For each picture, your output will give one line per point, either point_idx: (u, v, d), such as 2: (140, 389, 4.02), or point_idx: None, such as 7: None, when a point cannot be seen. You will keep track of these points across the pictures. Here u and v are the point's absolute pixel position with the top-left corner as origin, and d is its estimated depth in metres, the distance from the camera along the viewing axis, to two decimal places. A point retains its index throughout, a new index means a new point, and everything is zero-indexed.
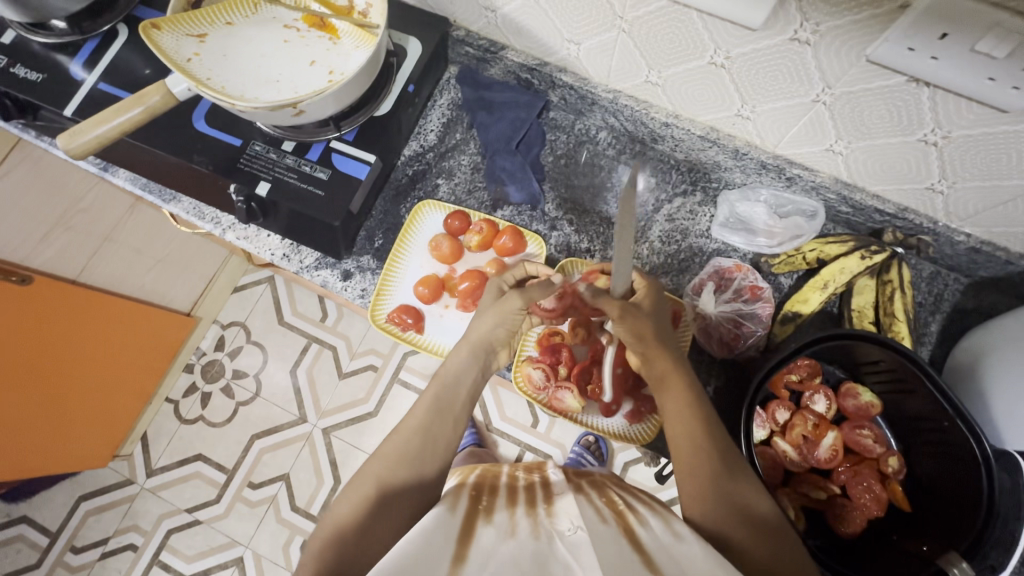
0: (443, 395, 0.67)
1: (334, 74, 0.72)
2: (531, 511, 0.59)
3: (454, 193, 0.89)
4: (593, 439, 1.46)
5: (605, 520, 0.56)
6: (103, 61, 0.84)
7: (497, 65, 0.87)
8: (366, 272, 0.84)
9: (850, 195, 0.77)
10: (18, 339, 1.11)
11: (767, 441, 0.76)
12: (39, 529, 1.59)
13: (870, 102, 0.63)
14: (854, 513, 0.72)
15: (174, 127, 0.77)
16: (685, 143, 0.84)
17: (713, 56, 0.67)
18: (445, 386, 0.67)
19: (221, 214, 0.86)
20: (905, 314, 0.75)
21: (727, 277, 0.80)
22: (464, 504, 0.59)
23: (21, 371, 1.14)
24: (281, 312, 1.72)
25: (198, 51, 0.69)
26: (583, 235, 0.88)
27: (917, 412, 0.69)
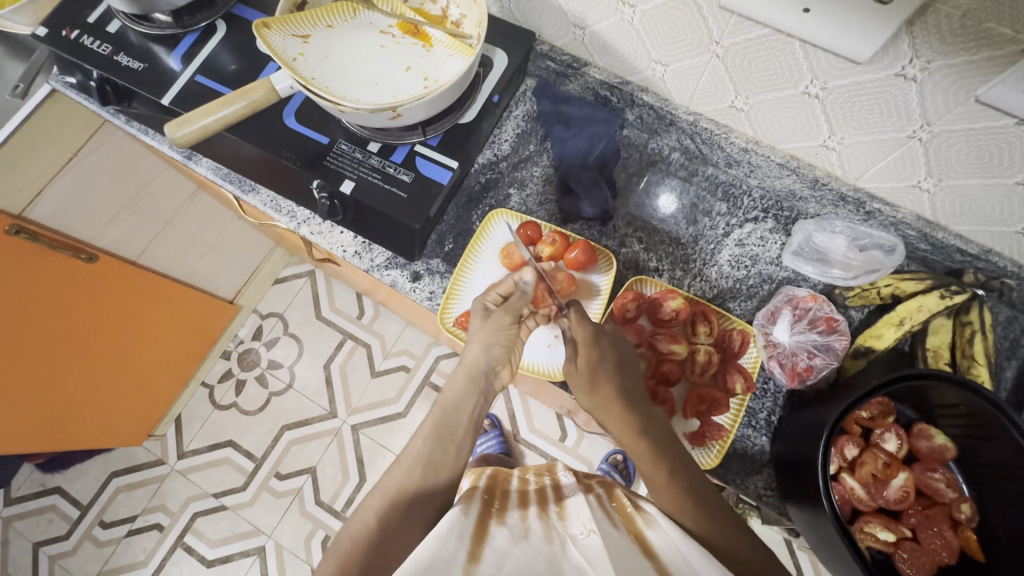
0: (445, 420, 0.70)
1: (428, 81, 0.73)
2: (543, 514, 0.64)
3: (525, 203, 0.90)
4: (622, 459, 1.48)
5: (616, 525, 0.59)
6: (200, 55, 0.87)
7: (578, 80, 0.89)
8: (435, 275, 0.85)
9: (932, 233, 0.76)
10: (85, 315, 1.15)
11: (835, 477, 0.74)
12: (70, 500, 1.63)
13: (970, 142, 0.63)
14: (923, 558, 0.70)
15: (266, 122, 0.80)
16: (761, 169, 0.83)
17: (809, 85, 0.68)
18: (446, 413, 0.70)
19: (297, 208, 0.89)
20: (985, 357, 0.74)
21: (801, 306, 0.78)
22: (475, 506, 0.63)
23: (80, 346, 1.18)
24: (319, 306, 1.76)
25: (302, 51, 0.71)
26: (652, 253, 0.87)
27: (995, 460, 0.67)
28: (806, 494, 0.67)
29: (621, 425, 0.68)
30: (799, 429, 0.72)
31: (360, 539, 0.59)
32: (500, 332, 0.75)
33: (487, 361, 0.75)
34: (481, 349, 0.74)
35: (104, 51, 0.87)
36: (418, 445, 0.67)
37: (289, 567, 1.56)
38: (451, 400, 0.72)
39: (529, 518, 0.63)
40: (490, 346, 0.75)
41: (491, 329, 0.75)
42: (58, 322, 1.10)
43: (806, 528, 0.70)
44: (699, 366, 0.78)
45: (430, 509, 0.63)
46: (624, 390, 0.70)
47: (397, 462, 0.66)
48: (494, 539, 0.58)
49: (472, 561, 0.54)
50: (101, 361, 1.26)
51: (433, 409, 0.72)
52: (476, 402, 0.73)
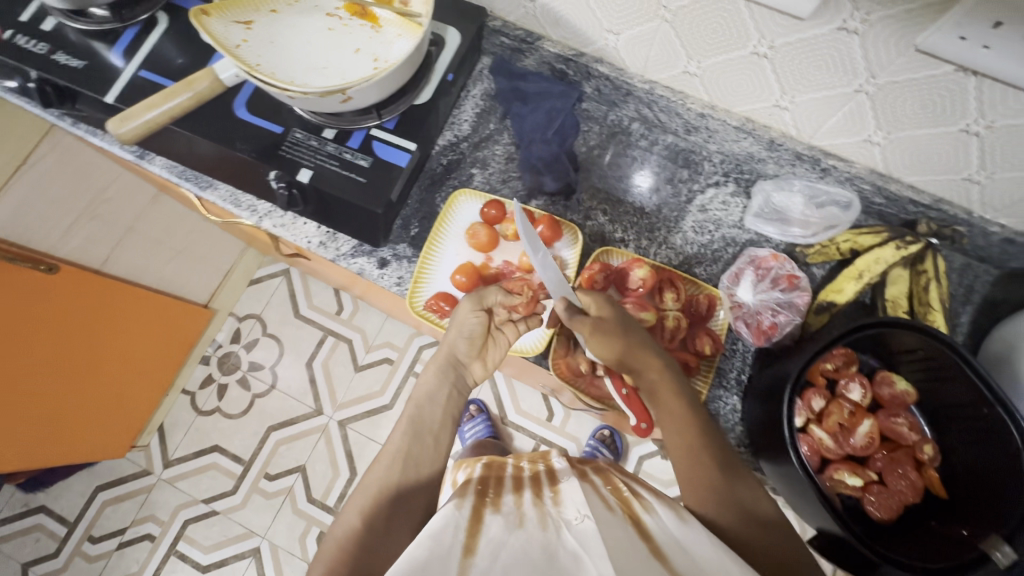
0: (420, 416, 0.70)
1: (378, 62, 0.72)
2: (538, 500, 0.62)
3: (489, 182, 0.89)
4: (609, 434, 1.51)
5: (610, 508, 0.58)
6: (143, 49, 0.84)
7: (533, 55, 0.88)
8: (403, 260, 0.85)
9: (886, 186, 0.78)
10: (52, 329, 1.13)
11: (804, 429, 0.76)
12: (56, 518, 1.60)
13: (914, 92, 0.64)
14: (890, 499, 0.72)
15: (216, 113, 0.78)
16: (719, 134, 0.84)
17: (757, 45, 0.68)
18: (421, 407, 0.70)
19: (257, 201, 0.88)
20: (940, 304, 0.76)
21: (764, 266, 0.80)
22: (470, 499, 0.61)
23: (50, 359, 1.15)
24: (297, 305, 1.74)
25: (245, 37, 0.69)
26: (617, 225, 0.88)
27: (954, 399, 0.70)
28: (777, 448, 0.69)
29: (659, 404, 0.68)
30: (768, 385, 0.74)
31: (346, 540, 0.58)
32: (469, 322, 0.74)
33: (456, 353, 0.75)
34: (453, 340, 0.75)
35: (40, 50, 0.83)
36: (395, 439, 0.68)
37: (286, 566, 1.56)
38: (422, 393, 0.72)
39: (524, 505, 0.61)
40: (457, 338, 0.75)
41: (459, 320, 0.75)
42: (23, 338, 1.07)
43: (780, 482, 0.72)
44: (668, 333, 0.79)
45: (412, 492, 0.63)
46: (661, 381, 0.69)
47: (378, 458, 0.66)
48: (489, 529, 0.56)
49: (467, 555, 0.52)
50: (73, 375, 1.23)
51: (408, 404, 0.71)
52: (449, 395, 0.72)
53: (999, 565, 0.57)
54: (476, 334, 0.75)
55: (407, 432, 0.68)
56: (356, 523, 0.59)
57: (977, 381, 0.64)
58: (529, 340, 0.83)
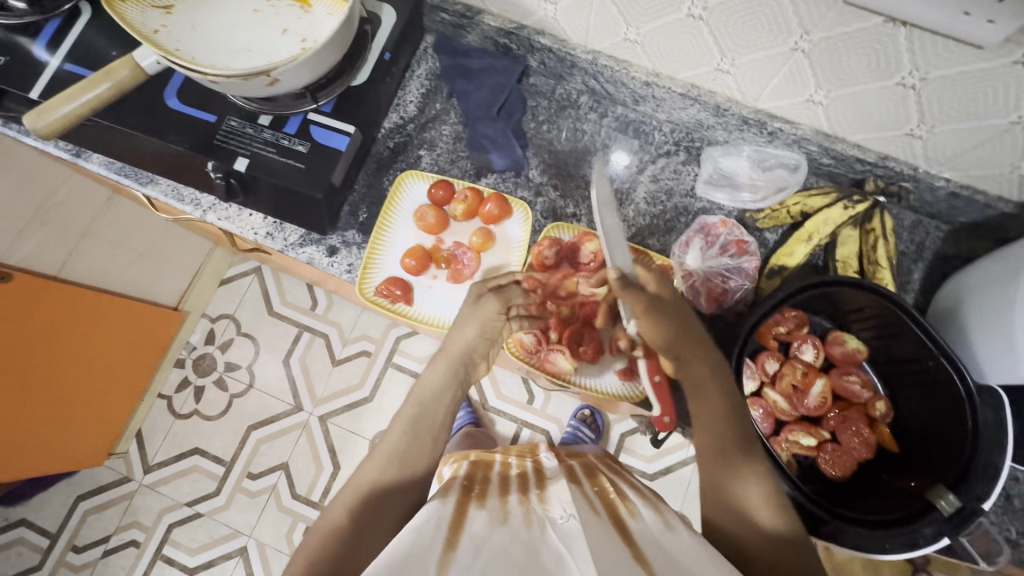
0: (420, 416, 0.67)
1: (306, 42, 0.70)
2: (525, 500, 0.65)
3: (437, 163, 0.88)
4: (589, 413, 1.51)
5: (596, 510, 0.61)
6: (67, 41, 0.81)
7: (474, 31, 0.86)
8: (352, 246, 0.83)
9: (832, 146, 0.77)
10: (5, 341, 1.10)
11: (758, 393, 0.76)
12: (38, 530, 1.59)
13: (849, 46, 0.63)
14: (844, 456, 0.73)
15: (146, 105, 0.75)
16: (666, 102, 0.84)
17: (691, 8, 0.67)
18: (423, 407, 0.68)
19: (200, 195, 0.85)
20: (888, 261, 0.76)
21: (713, 233, 0.78)
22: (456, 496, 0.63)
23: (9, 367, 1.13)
24: (270, 302, 1.72)
25: (164, 23, 0.67)
26: (569, 200, 0.87)
27: (902, 354, 0.70)
28: None
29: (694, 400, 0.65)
30: None
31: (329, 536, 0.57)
32: (489, 321, 0.72)
33: (472, 349, 0.72)
34: (471, 337, 0.71)
35: None
36: (394, 438, 0.65)
37: (274, 563, 1.56)
38: (428, 391, 0.70)
39: (510, 504, 0.63)
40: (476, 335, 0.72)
41: (480, 316, 0.72)
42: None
43: None
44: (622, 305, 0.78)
45: (383, 487, 0.62)
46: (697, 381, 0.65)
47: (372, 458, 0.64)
48: (473, 523, 0.58)
49: (450, 548, 0.53)
50: (34, 385, 1.21)
51: (409, 401, 0.69)
52: (453, 396, 0.70)
53: (943, 513, 0.58)
54: (493, 328, 0.72)
55: (402, 429, 0.66)
56: (343, 515, 0.59)
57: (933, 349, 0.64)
58: None
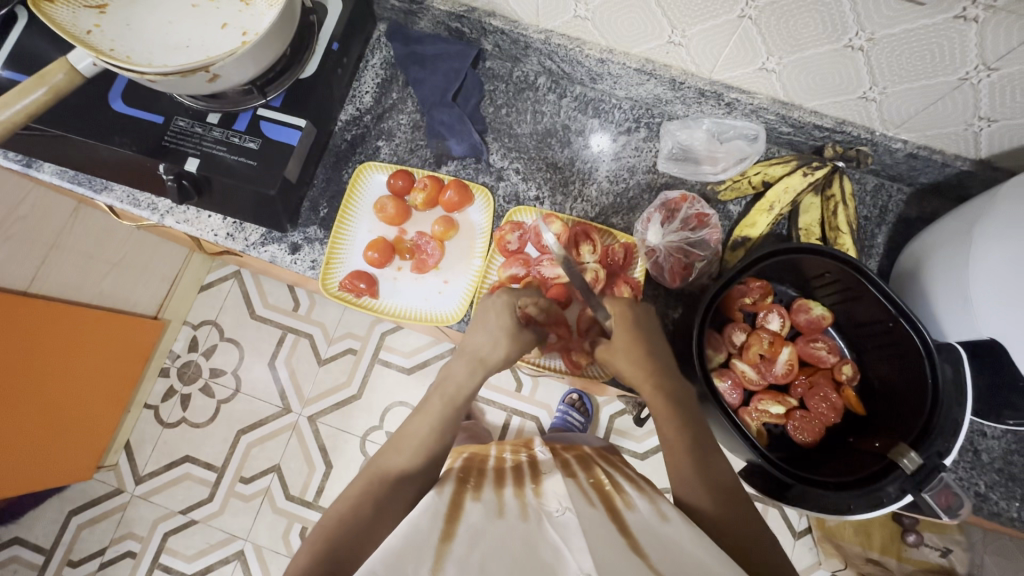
0: (434, 415, 0.68)
1: (247, 35, 0.68)
2: (520, 493, 0.65)
3: (396, 153, 0.87)
4: (577, 397, 1.52)
5: (593, 505, 0.61)
6: (5, 47, 0.78)
7: (426, 16, 0.85)
8: (315, 243, 0.82)
9: (788, 114, 0.77)
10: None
11: (726, 364, 0.76)
12: (33, 548, 1.58)
13: (794, 11, 0.63)
14: (813, 422, 0.73)
15: (91, 109, 0.74)
16: (623, 78, 0.83)
17: None
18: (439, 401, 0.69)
19: (157, 199, 0.84)
20: (849, 227, 0.76)
21: (674, 208, 0.78)
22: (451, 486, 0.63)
23: None
24: (252, 306, 1.71)
25: (98, 22, 0.65)
26: (530, 182, 0.86)
27: (865, 317, 0.71)
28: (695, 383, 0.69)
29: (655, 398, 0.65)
30: None
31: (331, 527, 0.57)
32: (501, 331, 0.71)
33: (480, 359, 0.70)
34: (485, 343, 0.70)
35: None
36: (409, 433, 0.67)
37: (272, 565, 1.56)
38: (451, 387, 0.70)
39: (506, 499, 0.63)
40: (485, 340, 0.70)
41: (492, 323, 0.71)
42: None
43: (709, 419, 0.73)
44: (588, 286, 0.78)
45: (369, 487, 0.61)
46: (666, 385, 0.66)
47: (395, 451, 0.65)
48: (469, 514, 0.58)
49: (447, 539, 0.53)
50: (11, 404, 1.19)
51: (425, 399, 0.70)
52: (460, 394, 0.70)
53: (907, 471, 0.59)
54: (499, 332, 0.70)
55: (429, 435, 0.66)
56: (338, 517, 0.58)
57: (896, 312, 0.64)
58: (450, 308, 0.80)
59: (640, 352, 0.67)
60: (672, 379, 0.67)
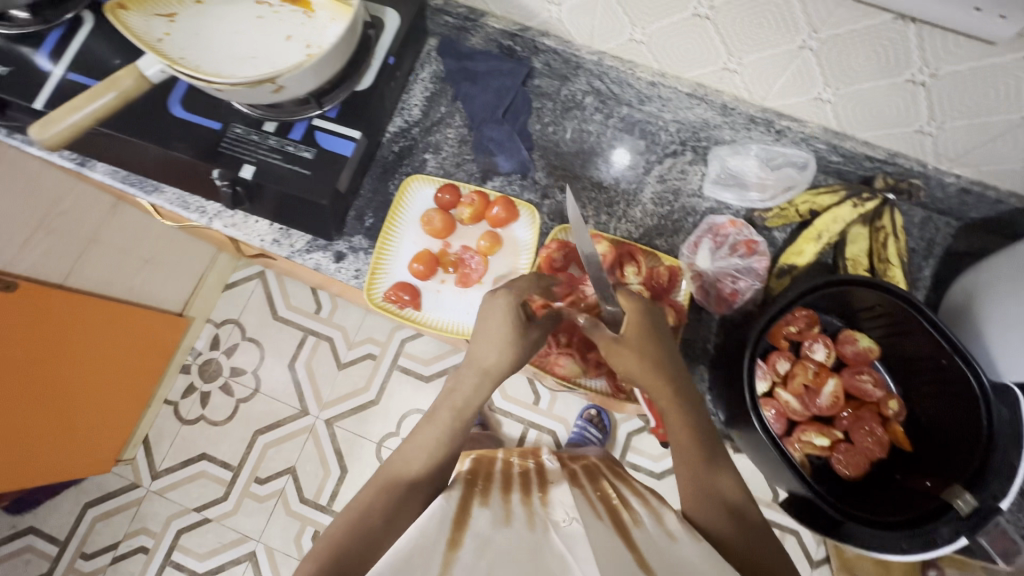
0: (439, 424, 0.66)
1: (311, 48, 0.69)
2: (527, 500, 0.65)
3: (443, 166, 0.88)
4: (596, 413, 1.51)
5: (599, 516, 0.61)
6: (70, 51, 0.80)
7: (479, 33, 0.86)
8: (359, 252, 0.83)
9: (840, 143, 0.76)
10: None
11: (769, 393, 0.75)
12: (47, 538, 1.59)
13: (856, 44, 0.63)
14: (857, 456, 0.72)
15: (151, 114, 0.75)
16: (672, 102, 0.83)
17: (697, 7, 0.67)
18: (458, 413, 0.67)
19: (206, 202, 0.85)
20: (899, 259, 0.76)
21: (721, 233, 0.80)
22: (460, 492, 0.63)
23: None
24: (274, 307, 1.72)
25: (169, 31, 0.66)
26: (576, 202, 0.87)
27: (914, 353, 0.70)
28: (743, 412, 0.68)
29: (665, 406, 0.64)
30: (733, 351, 0.74)
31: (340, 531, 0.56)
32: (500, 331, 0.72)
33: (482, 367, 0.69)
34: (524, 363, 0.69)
35: None
36: (415, 436, 0.66)
37: (283, 568, 1.55)
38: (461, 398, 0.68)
39: (513, 504, 0.63)
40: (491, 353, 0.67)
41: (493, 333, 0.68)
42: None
43: (750, 446, 0.72)
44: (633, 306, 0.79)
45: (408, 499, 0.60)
46: (675, 383, 0.65)
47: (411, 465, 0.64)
48: (476, 523, 0.58)
49: (454, 546, 0.53)
50: (31, 402, 1.19)
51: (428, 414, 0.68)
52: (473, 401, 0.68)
53: (960, 513, 0.58)
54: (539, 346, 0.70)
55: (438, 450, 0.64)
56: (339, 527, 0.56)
57: (950, 349, 0.63)
58: None
59: (649, 356, 0.65)
60: (683, 384, 0.65)
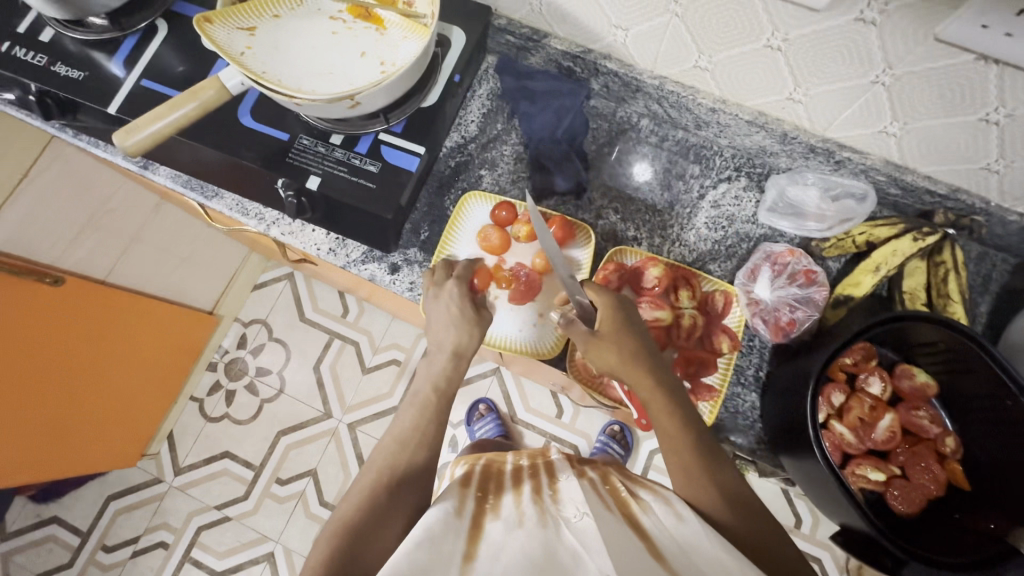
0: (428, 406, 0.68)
1: (385, 65, 0.71)
2: (538, 498, 0.64)
3: (498, 183, 0.89)
4: (619, 429, 1.50)
5: (608, 507, 0.59)
6: (143, 58, 0.82)
7: (539, 53, 0.87)
8: (414, 265, 0.84)
9: (901, 177, 0.76)
10: (24, 365, 1.02)
11: (824, 425, 0.75)
12: (69, 528, 1.60)
13: (930, 82, 0.63)
14: (914, 493, 0.73)
15: (221, 123, 0.76)
16: (730, 128, 0.83)
17: (770, 39, 0.67)
18: (439, 395, 0.69)
19: (265, 210, 0.86)
20: (960, 294, 0.76)
21: (780, 261, 0.80)
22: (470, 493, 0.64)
23: (48, 382, 1.09)
24: (302, 309, 1.73)
25: (249, 44, 0.68)
26: (629, 223, 0.88)
27: (974, 391, 0.69)
28: (801, 444, 0.67)
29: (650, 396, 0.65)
30: (787, 380, 0.73)
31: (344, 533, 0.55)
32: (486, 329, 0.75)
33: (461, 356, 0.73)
34: None
35: (39, 62, 0.81)
36: (403, 425, 0.66)
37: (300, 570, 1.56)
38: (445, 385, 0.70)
39: (524, 503, 0.62)
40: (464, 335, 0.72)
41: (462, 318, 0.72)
42: (10, 379, 0.99)
43: (800, 476, 0.71)
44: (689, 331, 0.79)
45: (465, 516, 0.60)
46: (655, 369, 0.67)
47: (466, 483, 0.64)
48: (490, 532, 0.57)
49: (469, 558, 0.52)
50: (75, 400, 1.17)
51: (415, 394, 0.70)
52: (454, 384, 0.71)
53: None
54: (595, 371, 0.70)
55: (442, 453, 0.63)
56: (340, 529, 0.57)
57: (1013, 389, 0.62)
58: (545, 341, 0.82)
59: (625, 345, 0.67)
60: (663, 375, 0.67)
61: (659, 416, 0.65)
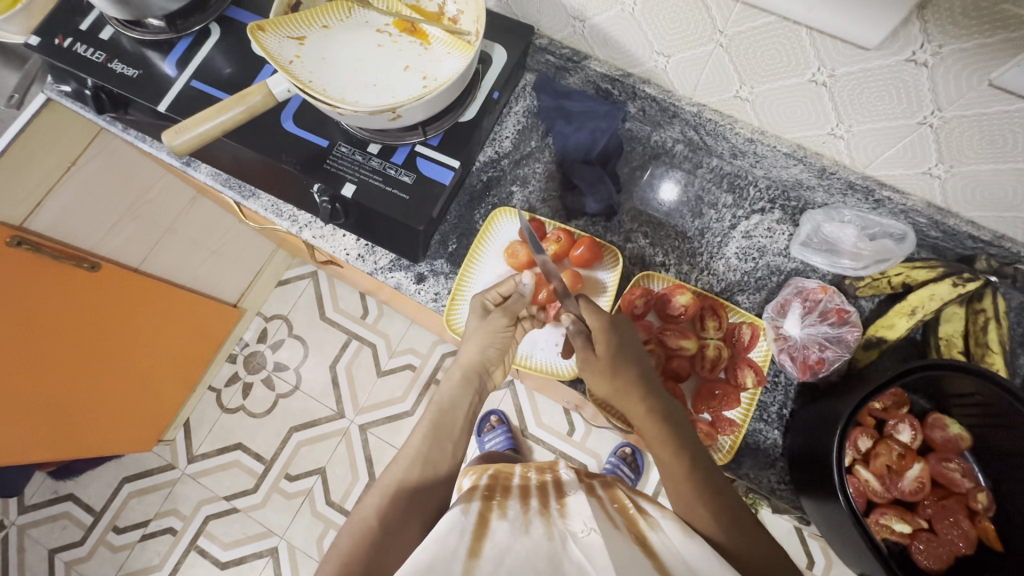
0: (442, 420, 0.70)
1: (427, 80, 0.72)
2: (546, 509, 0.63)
3: (529, 200, 0.89)
4: (630, 451, 1.47)
5: (617, 524, 0.58)
6: (195, 60, 0.84)
7: (578, 74, 0.88)
8: (440, 276, 0.85)
9: (943, 220, 0.74)
10: (33, 359, 1.01)
11: (848, 470, 0.73)
12: (84, 507, 1.63)
13: (981, 127, 0.62)
14: (940, 548, 0.70)
15: (264, 127, 0.79)
16: (767, 159, 0.82)
17: (816, 74, 0.66)
18: (443, 411, 0.71)
19: (299, 212, 0.88)
20: (1000, 346, 0.73)
21: (812, 298, 0.79)
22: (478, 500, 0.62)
23: (79, 365, 1.11)
24: (322, 308, 1.75)
25: (298, 53, 0.70)
26: (658, 248, 0.87)
27: (1012, 448, 0.66)
28: (823, 487, 0.65)
29: (643, 423, 0.65)
30: (812, 421, 0.71)
31: (360, 538, 0.57)
32: (498, 334, 0.76)
33: (471, 365, 0.75)
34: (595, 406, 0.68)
35: (98, 58, 0.85)
36: (417, 442, 0.67)
37: (302, 568, 1.56)
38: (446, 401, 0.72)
39: (531, 515, 0.61)
40: (486, 347, 0.75)
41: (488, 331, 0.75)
42: (43, 359, 1.02)
43: (820, 521, 0.69)
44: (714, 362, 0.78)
45: None
46: (652, 394, 0.67)
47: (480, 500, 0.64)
48: (495, 533, 0.57)
49: (472, 556, 0.53)
50: (102, 384, 1.20)
51: (429, 408, 0.72)
52: (472, 401, 0.73)
53: None
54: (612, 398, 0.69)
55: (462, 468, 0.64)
56: (350, 543, 0.58)
57: None
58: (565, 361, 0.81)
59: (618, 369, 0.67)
60: (657, 401, 0.66)
61: (653, 444, 0.64)
